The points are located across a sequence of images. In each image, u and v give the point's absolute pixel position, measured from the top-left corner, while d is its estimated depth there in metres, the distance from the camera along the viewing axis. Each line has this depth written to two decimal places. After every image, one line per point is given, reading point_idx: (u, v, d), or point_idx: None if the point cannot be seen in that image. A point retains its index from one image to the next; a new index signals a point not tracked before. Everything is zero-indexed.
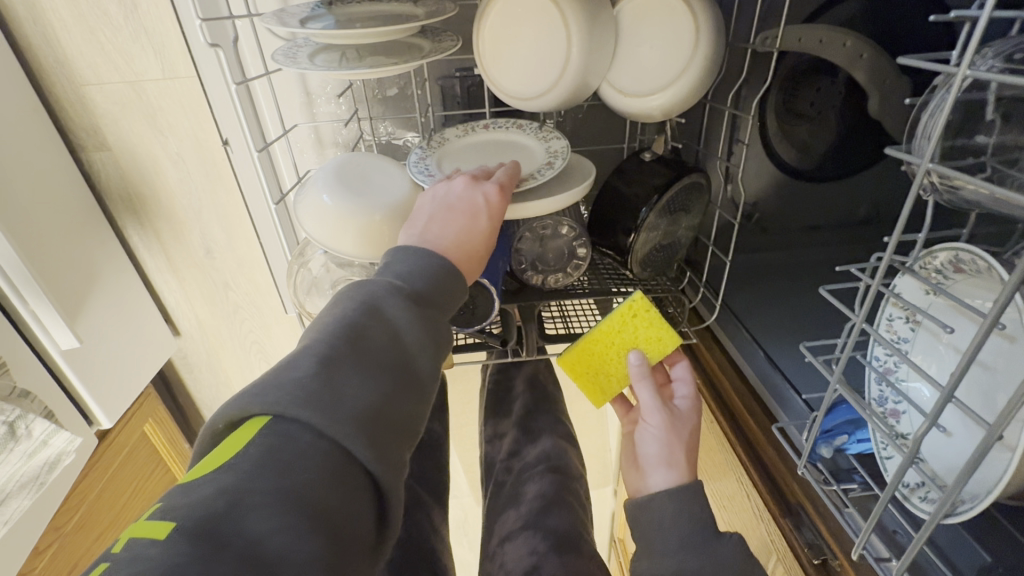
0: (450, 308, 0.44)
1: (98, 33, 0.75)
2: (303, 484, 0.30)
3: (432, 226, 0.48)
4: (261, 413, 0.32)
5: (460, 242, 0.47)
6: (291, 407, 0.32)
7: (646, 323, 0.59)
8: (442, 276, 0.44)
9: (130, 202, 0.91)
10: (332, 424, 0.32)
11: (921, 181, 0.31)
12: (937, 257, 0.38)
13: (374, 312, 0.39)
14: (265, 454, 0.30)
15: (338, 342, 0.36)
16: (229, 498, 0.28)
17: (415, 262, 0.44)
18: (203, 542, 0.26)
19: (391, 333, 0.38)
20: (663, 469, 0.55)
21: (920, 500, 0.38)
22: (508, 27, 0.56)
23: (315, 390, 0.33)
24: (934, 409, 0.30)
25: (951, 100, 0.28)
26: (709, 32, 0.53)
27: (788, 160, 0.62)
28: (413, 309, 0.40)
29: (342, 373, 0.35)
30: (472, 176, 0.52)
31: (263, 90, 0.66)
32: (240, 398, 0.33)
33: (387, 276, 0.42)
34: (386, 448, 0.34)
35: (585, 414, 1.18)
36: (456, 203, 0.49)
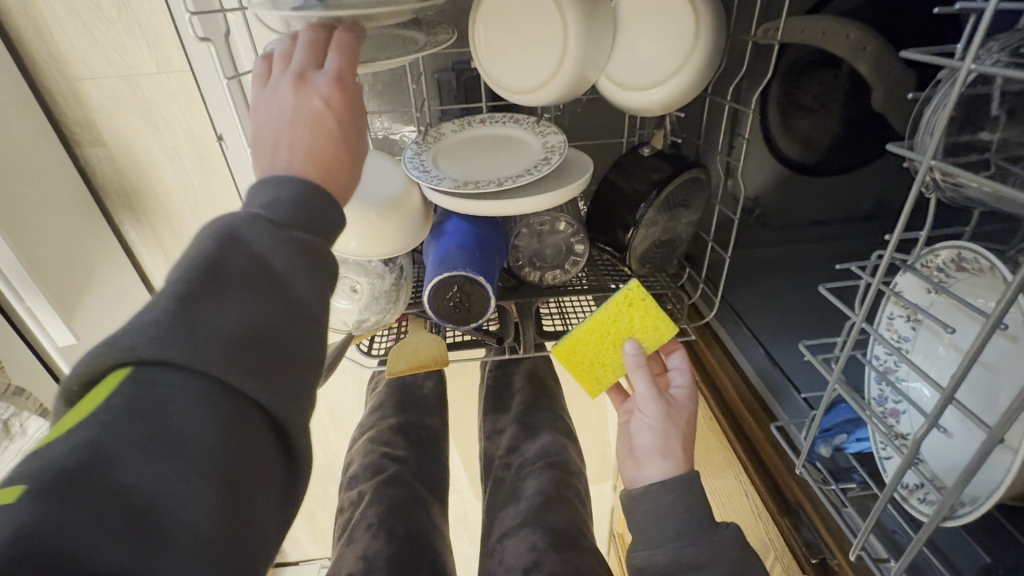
0: (330, 231, 0.38)
1: (91, 27, 0.74)
2: (184, 434, 0.26)
3: (280, 147, 0.40)
4: (117, 364, 0.27)
5: (318, 161, 0.40)
6: (155, 348, 0.27)
7: (642, 311, 0.59)
8: (313, 200, 0.37)
9: (127, 198, 0.90)
10: (209, 359, 0.28)
11: (923, 178, 0.30)
12: (938, 256, 0.37)
13: (233, 242, 0.33)
14: (130, 405, 0.26)
15: (189, 277, 0.30)
16: (91, 451, 0.24)
17: (273, 189, 0.37)
18: (61, 499, 0.23)
19: (254, 261, 0.32)
20: (659, 459, 0.55)
21: (919, 502, 0.38)
22: (505, 20, 0.55)
23: (171, 330, 0.28)
24: (934, 410, 0.29)
25: (955, 96, 0.27)
26: (710, 25, 0.52)
27: (789, 154, 0.62)
28: (274, 229, 0.34)
29: (198, 309, 0.29)
30: (297, 74, 0.43)
31: (257, 85, 0.65)
32: (99, 346, 0.28)
33: (250, 205, 0.35)
34: (278, 384, 0.31)
35: (584, 409, 1.18)
36: (295, 114, 0.41)
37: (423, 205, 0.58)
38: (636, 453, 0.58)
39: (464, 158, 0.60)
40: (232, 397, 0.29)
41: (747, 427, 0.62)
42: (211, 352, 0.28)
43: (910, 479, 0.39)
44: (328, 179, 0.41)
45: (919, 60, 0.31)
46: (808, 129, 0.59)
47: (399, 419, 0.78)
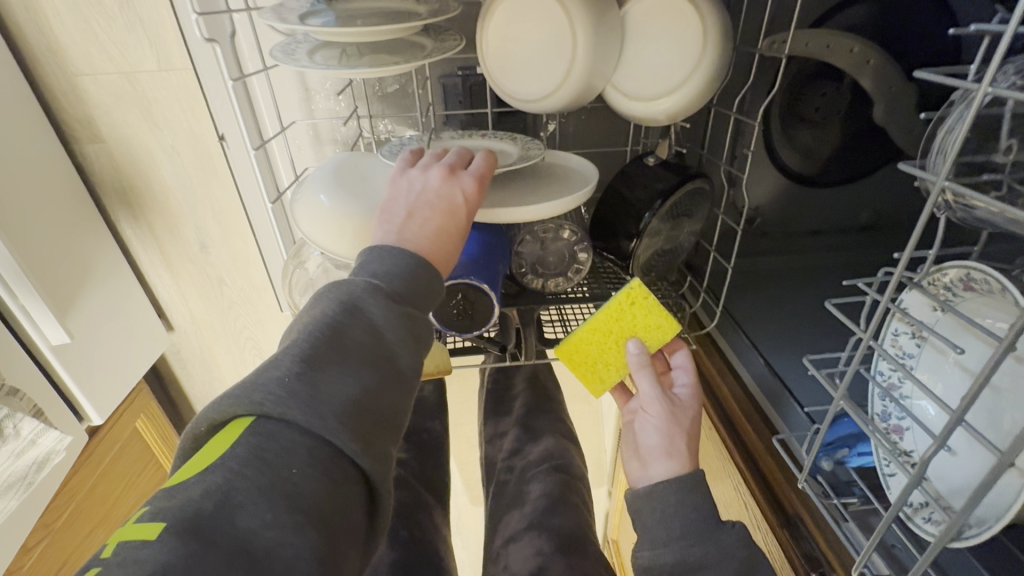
0: (427, 302, 0.45)
1: (93, 23, 0.74)
2: (297, 485, 0.32)
3: (409, 225, 0.47)
4: (246, 413, 0.34)
5: (441, 242, 0.47)
6: (279, 406, 0.34)
7: (644, 310, 0.59)
8: (419, 274, 0.44)
9: (124, 195, 0.89)
10: (319, 421, 0.34)
11: (936, 199, 0.30)
12: (946, 274, 0.37)
13: (353, 311, 0.39)
14: (252, 453, 0.32)
15: (315, 342, 0.37)
16: (217, 499, 0.30)
17: (389, 261, 0.43)
18: (193, 539, 0.28)
19: (369, 331, 0.39)
20: (664, 459, 0.55)
21: (923, 521, 0.38)
22: (514, 25, 0.54)
23: (294, 388, 0.34)
24: (943, 431, 0.29)
25: (971, 119, 0.27)
26: (717, 36, 0.53)
27: (789, 164, 0.62)
28: (389, 304, 0.41)
29: (322, 371, 0.36)
30: (447, 166, 0.50)
31: (261, 87, 0.64)
32: (223, 400, 0.35)
33: (364, 276, 0.42)
34: (368, 438, 0.36)
35: (584, 415, 1.18)
36: (436, 199, 0.47)
37: None
38: (640, 453, 0.57)
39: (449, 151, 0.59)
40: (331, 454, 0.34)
41: (746, 437, 0.62)
42: (326, 415, 0.34)
43: (914, 497, 0.39)
44: (444, 259, 0.47)
45: (932, 81, 0.31)
46: (809, 141, 0.60)
47: None
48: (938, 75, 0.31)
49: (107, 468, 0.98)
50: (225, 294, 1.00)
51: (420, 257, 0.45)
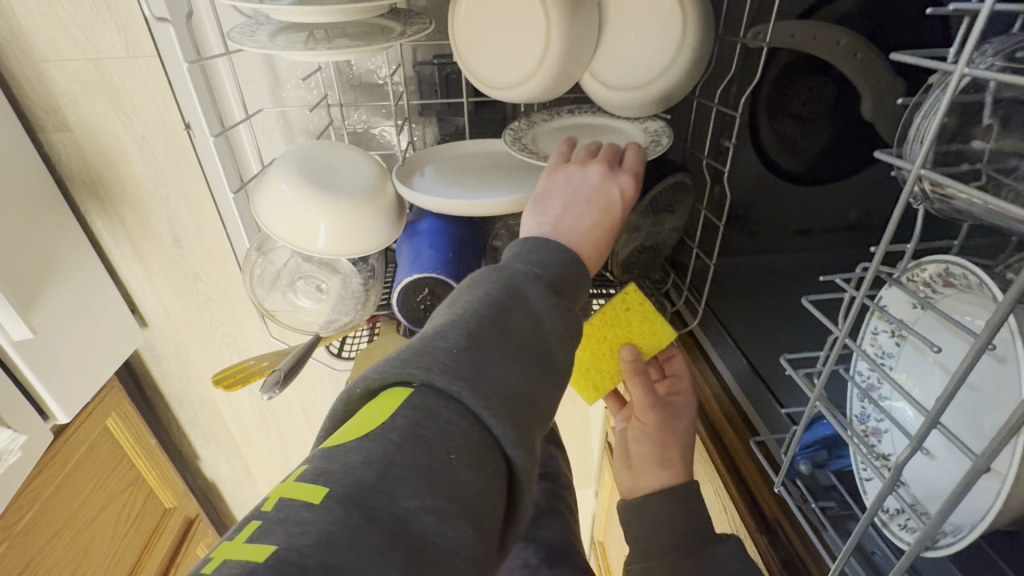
0: (573, 293, 0.43)
1: (56, 7, 0.71)
2: (460, 471, 0.30)
3: (565, 217, 0.48)
4: (403, 381, 0.32)
5: (599, 238, 0.48)
6: (448, 378, 0.32)
7: (640, 316, 0.57)
8: (573, 270, 0.44)
9: (94, 187, 0.87)
10: (486, 405, 0.32)
11: (912, 189, 0.28)
12: (925, 270, 0.36)
13: (517, 295, 0.39)
14: (409, 426, 0.30)
15: (483, 319, 0.36)
16: (376, 470, 0.28)
17: (549, 252, 0.43)
18: (355, 510, 0.26)
19: (531, 316, 0.38)
20: (656, 470, 0.57)
21: (899, 528, 0.36)
22: (488, 10, 0.52)
23: (463, 363, 0.33)
24: (919, 434, 0.28)
25: (947, 101, 0.26)
26: (696, 24, 0.51)
27: (775, 160, 0.60)
28: (551, 294, 0.41)
29: (488, 356, 0.35)
30: (607, 163, 0.51)
31: (226, 73, 0.62)
32: (379, 364, 0.34)
33: (523, 263, 0.42)
34: (521, 430, 0.33)
35: (569, 415, 1.16)
36: (595, 196, 0.49)
37: (397, 202, 0.55)
38: (633, 463, 0.60)
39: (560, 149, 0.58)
40: (487, 438, 0.32)
41: (727, 442, 0.61)
42: (496, 397, 0.33)
43: (890, 503, 0.38)
44: (596, 256, 0.47)
45: (911, 63, 0.30)
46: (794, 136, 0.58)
47: None
48: (918, 60, 0.29)
49: (74, 468, 0.95)
50: (199, 290, 0.98)
51: (573, 252, 0.45)
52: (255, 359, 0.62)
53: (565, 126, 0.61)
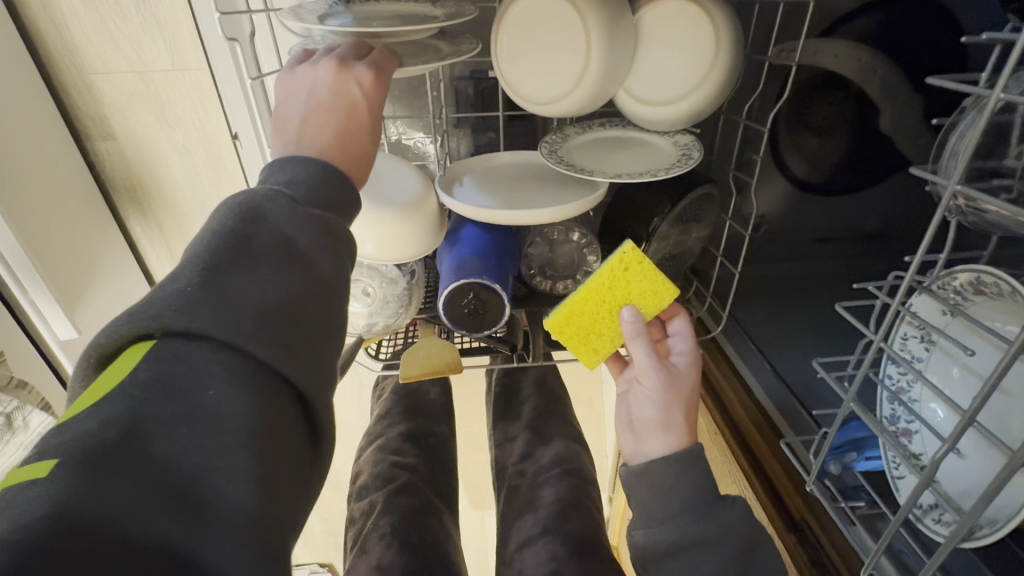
0: (347, 209, 0.41)
1: (109, 22, 0.75)
2: (215, 408, 0.28)
3: (306, 129, 0.44)
4: (145, 334, 0.29)
5: (345, 143, 0.44)
6: (180, 318, 0.30)
7: (639, 275, 0.55)
8: (324, 184, 0.40)
9: (134, 193, 0.90)
10: (237, 329, 0.31)
11: (947, 204, 0.31)
12: (956, 278, 0.38)
13: (253, 218, 0.35)
14: (154, 377, 0.28)
15: (218, 248, 0.33)
16: (123, 427, 0.26)
17: (299, 168, 0.40)
18: (93, 471, 0.24)
19: (277, 238, 0.35)
20: (660, 434, 0.51)
21: (933, 523, 0.38)
22: (528, 29, 0.55)
23: (194, 297, 0.31)
24: (956, 432, 0.30)
25: (984, 123, 0.28)
26: (729, 44, 0.54)
27: (798, 173, 0.63)
28: (295, 206, 0.37)
29: (229, 277, 0.32)
30: (339, 58, 0.46)
31: (276, 86, 0.65)
32: (124, 317, 0.30)
33: (275, 182, 0.39)
34: (293, 349, 0.33)
35: (587, 420, 1.18)
36: (326, 97, 0.44)
37: (439, 211, 0.58)
38: (636, 428, 0.54)
39: (591, 159, 0.59)
40: (262, 376, 0.31)
41: (754, 446, 0.63)
42: (238, 322, 0.31)
43: (923, 500, 0.39)
44: (346, 160, 0.44)
45: (947, 88, 0.32)
46: (814, 149, 0.60)
47: (408, 425, 0.77)
48: (951, 83, 0.31)
49: None
50: None
51: (327, 164, 0.41)
52: None
53: (596, 138, 0.62)
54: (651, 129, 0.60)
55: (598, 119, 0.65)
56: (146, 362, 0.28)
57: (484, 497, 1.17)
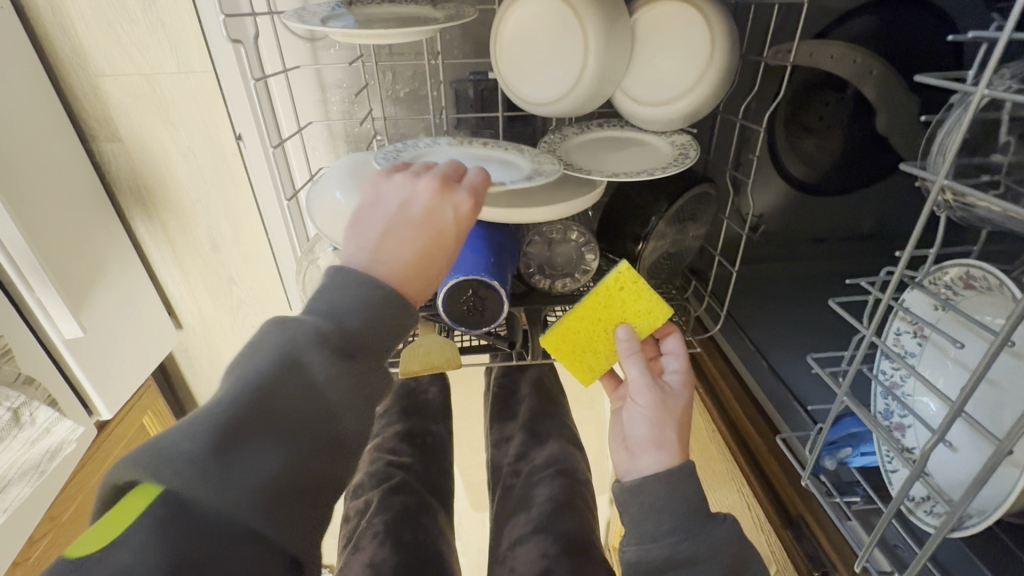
0: (383, 350, 0.42)
1: (116, 25, 0.76)
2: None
3: (387, 243, 0.45)
4: (153, 482, 0.30)
5: (418, 268, 0.45)
6: (197, 482, 0.31)
7: (634, 295, 0.56)
8: (385, 315, 0.41)
9: (139, 194, 0.91)
10: (244, 501, 0.31)
11: (935, 198, 0.31)
12: (947, 273, 0.39)
13: (295, 367, 0.36)
14: (157, 527, 0.29)
15: (251, 400, 0.34)
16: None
17: (359, 290, 0.41)
18: None
19: (308, 393, 0.36)
20: (653, 451, 0.52)
21: (925, 514, 0.38)
22: (527, 31, 0.56)
23: (215, 459, 0.31)
24: (944, 422, 0.30)
25: (969, 119, 0.29)
26: (725, 45, 0.54)
27: (794, 172, 0.64)
28: (335, 354, 0.38)
29: (253, 442, 0.33)
30: (439, 179, 0.47)
31: (279, 88, 0.66)
32: (143, 454, 0.31)
33: (325, 312, 0.40)
34: (293, 515, 0.34)
35: (586, 421, 1.18)
36: (419, 221, 0.45)
37: None
38: (629, 445, 0.55)
39: (589, 159, 0.60)
40: (258, 541, 0.32)
41: (750, 442, 0.63)
42: (254, 489, 0.32)
43: (916, 492, 0.40)
44: (419, 284, 0.45)
45: (934, 85, 0.33)
46: (811, 149, 0.61)
47: (405, 425, 0.78)
48: (939, 80, 0.32)
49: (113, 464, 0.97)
50: (233, 294, 1.03)
51: (388, 287, 0.42)
52: None
53: (594, 138, 0.63)
54: (647, 129, 0.61)
55: (596, 119, 0.65)
56: (153, 509, 0.30)
57: (483, 498, 1.17)
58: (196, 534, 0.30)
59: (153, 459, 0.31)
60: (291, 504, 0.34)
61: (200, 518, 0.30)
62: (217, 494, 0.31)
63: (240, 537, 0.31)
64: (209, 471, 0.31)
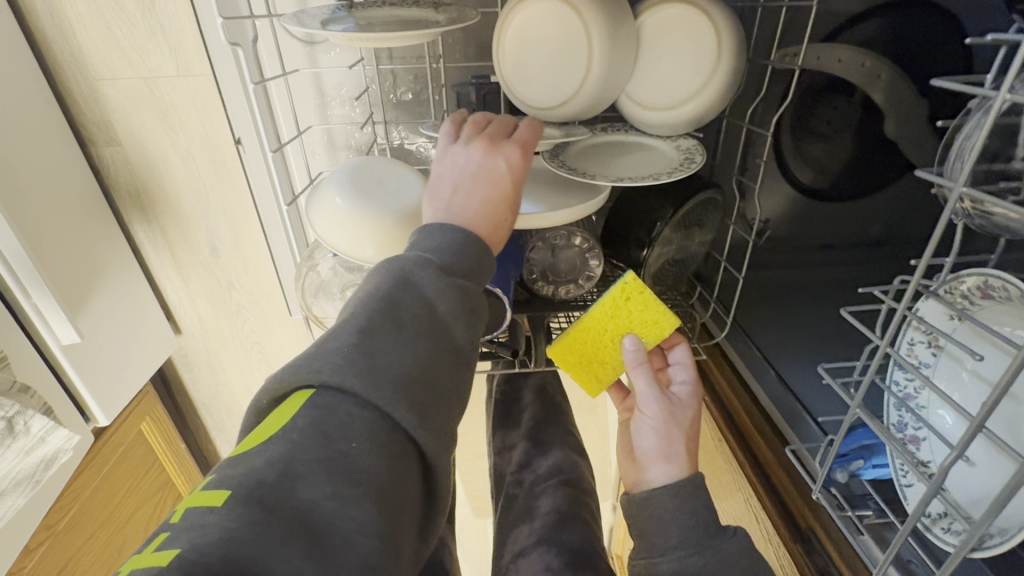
0: (480, 279, 0.43)
1: (115, 29, 0.75)
2: (356, 461, 0.30)
3: (456, 200, 0.47)
4: (305, 385, 0.33)
5: (490, 214, 0.47)
6: (340, 374, 0.33)
7: (640, 305, 0.55)
8: (475, 251, 0.43)
9: (138, 198, 0.91)
10: (378, 393, 0.33)
11: (954, 206, 0.30)
12: (963, 282, 0.38)
13: (406, 284, 0.38)
14: (312, 424, 0.31)
15: (373, 310, 0.36)
16: (279, 468, 0.29)
17: (443, 235, 0.43)
18: (258, 507, 0.27)
19: (422, 302, 0.38)
20: (662, 462, 0.51)
21: (942, 531, 0.37)
22: (530, 35, 0.55)
23: (356, 357, 0.34)
24: (964, 439, 0.29)
25: (989, 125, 0.28)
26: (731, 49, 0.53)
27: (801, 178, 0.63)
28: (440, 273, 0.39)
29: (383, 342, 0.35)
30: (487, 137, 0.50)
31: (279, 93, 0.66)
32: (286, 369, 0.34)
33: (417, 250, 0.41)
34: (426, 412, 0.34)
35: (589, 428, 1.17)
36: (478, 172, 0.48)
37: None
38: (637, 456, 0.54)
39: (593, 164, 0.59)
40: (395, 431, 0.33)
41: (758, 452, 0.62)
42: (387, 384, 0.33)
43: (932, 508, 0.39)
44: (493, 230, 0.47)
45: (952, 91, 0.32)
46: (819, 154, 0.60)
47: None
48: (957, 85, 0.31)
49: (109, 473, 0.95)
50: (233, 298, 1.03)
51: (469, 231, 0.44)
52: None
53: (599, 143, 0.62)
54: (653, 132, 0.60)
55: (601, 123, 0.64)
56: (305, 408, 0.32)
57: (485, 505, 1.16)
58: (332, 437, 0.31)
59: (307, 365, 0.33)
60: (427, 394, 0.35)
61: (336, 422, 0.31)
62: (359, 389, 0.32)
63: (376, 439, 0.32)
64: (353, 362, 0.33)
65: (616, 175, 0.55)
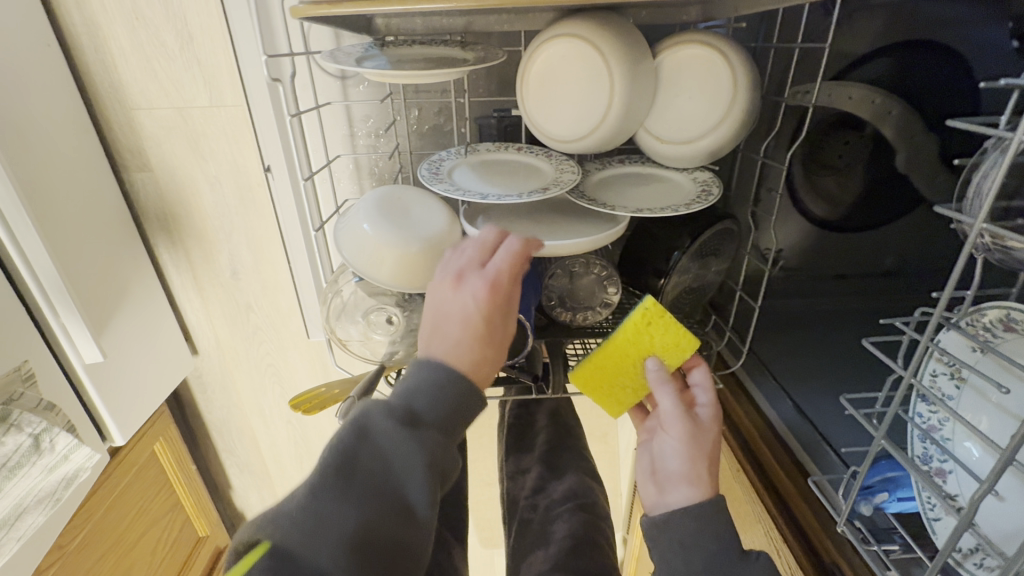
0: (455, 425, 0.42)
1: (154, 63, 0.80)
2: None
3: (430, 342, 0.45)
4: (261, 541, 0.34)
5: (465, 358, 0.44)
6: (290, 535, 0.34)
7: (662, 328, 0.56)
8: (451, 397, 0.42)
9: (165, 221, 0.94)
10: (324, 555, 0.33)
11: (974, 241, 0.31)
12: (985, 315, 0.39)
13: (363, 435, 0.39)
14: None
15: (329, 473, 0.37)
16: None
17: (415, 391, 0.41)
18: None
19: (379, 458, 0.38)
20: (684, 486, 0.50)
21: (975, 567, 0.37)
22: (554, 72, 0.57)
23: (308, 518, 0.34)
24: (994, 472, 0.29)
25: (1008, 164, 0.29)
26: (748, 88, 0.56)
27: (815, 212, 0.64)
28: (401, 428, 0.39)
29: (333, 505, 0.35)
30: (459, 271, 0.47)
31: (309, 124, 0.69)
32: (251, 524, 0.35)
33: (387, 400, 0.41)
34: None
35: (599, 456, 1.16)
36: (450, 312, 0.45)
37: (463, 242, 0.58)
38: (658, 478, 0.52)
39: (614, 195, 0.61)
40: None
41: (776, 480, 0.61)
42: (331, 551, 0.34)
43: (963, 543, 0.38)
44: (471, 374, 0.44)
45: (969, 132, 0.33)
46: (832, 188, 0.62)
47: None
48: (973, 126, 0.32)
49: (120, 495, 0.94)
50: (251, 320, 1.05)
51: (448, 384, 0.42)
52: (326, 385, 0.58)
53: (617, 174, 0.64)
54: (670, 164, 0.62)
55: (617, 155, 0.66)
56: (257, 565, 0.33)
57: (494, 534, 1.14)
58: None
59: (266, 519, 0.35)
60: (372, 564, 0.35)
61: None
62: (303, 552, 0.33)
63: None
64: (304, 522, 0.34)
65: (639, 205, 0.57)
